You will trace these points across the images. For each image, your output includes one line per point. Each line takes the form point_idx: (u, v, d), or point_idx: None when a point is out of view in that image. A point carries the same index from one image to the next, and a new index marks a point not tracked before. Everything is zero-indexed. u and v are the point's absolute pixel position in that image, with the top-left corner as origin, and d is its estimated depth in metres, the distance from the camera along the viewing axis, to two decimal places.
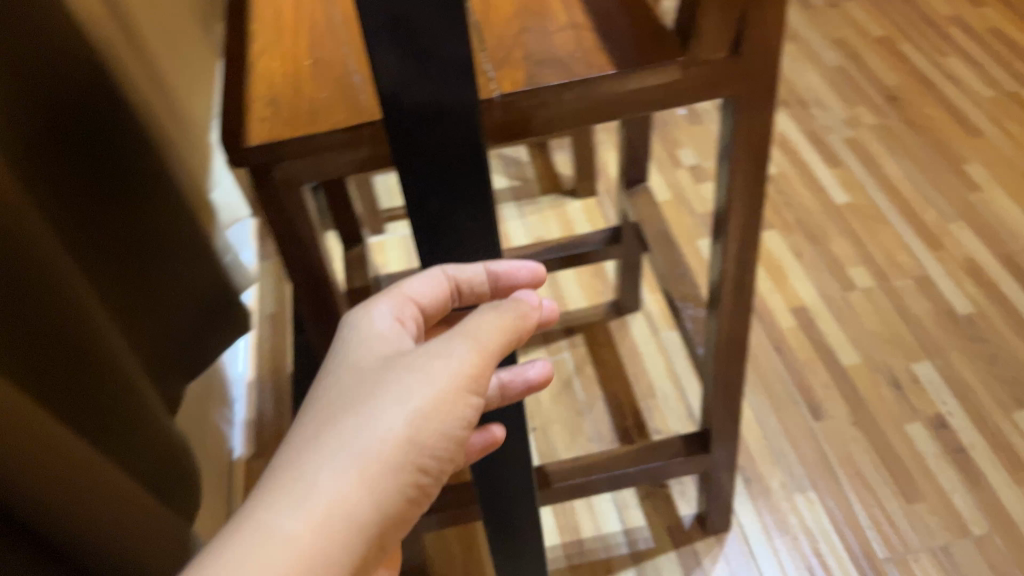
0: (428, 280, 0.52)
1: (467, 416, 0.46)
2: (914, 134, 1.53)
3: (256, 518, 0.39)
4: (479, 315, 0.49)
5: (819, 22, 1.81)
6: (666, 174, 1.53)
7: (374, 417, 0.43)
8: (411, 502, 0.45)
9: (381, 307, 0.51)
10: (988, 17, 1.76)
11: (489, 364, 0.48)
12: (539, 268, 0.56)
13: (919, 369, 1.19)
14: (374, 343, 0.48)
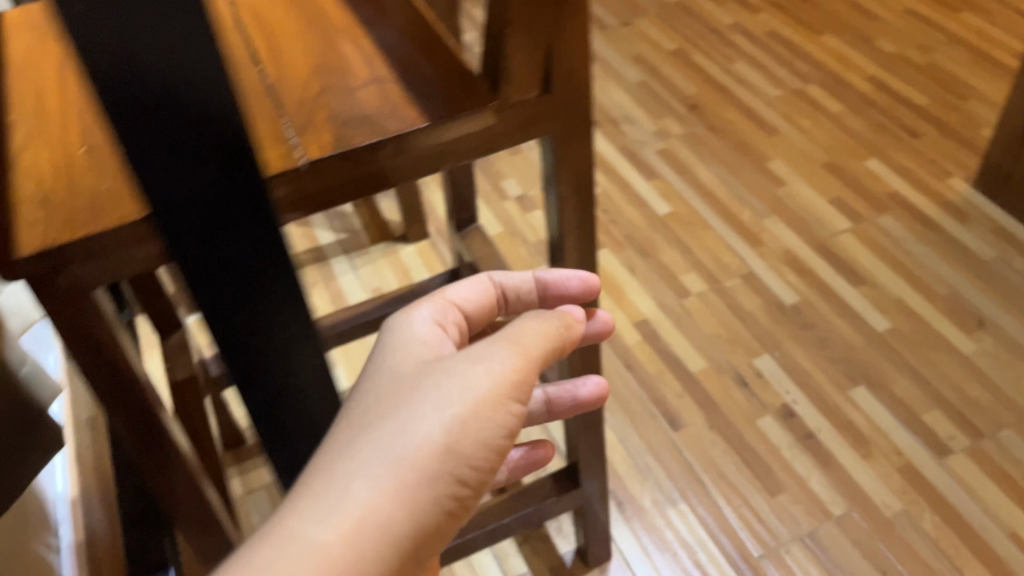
0: (475, 286, 0.61)
1: (509, 423, 0.47)
2: (719, 139, 1.60)
3: (291, 519, 0.40)
4: (523, 319, 0.53)
5: (615, 40, 1.87)
6: (494, 207, 1.52)
7: (415, 419, 0.44)
8: (451, 516, 0.44)
9: (427, 311, 0.55)
10: (765, 21, 1.88)
11: (530, 370, 0.49)
12: (587, 277, 0.64)
13: (760, 364, 1.23)
14: (414, 347, 0.51)
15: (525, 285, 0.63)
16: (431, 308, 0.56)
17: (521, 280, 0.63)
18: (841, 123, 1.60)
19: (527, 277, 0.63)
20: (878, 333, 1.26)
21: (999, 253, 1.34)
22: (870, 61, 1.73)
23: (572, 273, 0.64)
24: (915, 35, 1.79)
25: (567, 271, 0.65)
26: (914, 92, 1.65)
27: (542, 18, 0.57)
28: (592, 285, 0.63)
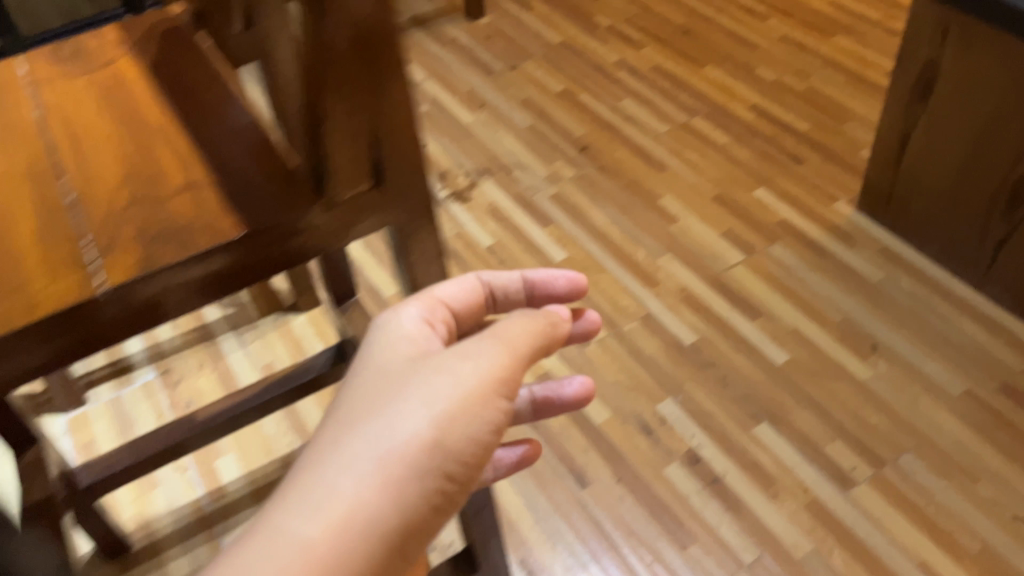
0: (463, 283, 0.57)
1: (498, 418, 0.46)
2: (610, 180, 1.60)
3: (273, 521, 0.39)
4: (515, 317, 0.51)
5: (502, 85, 1.86)
6: (387, 267, 1.48)
7: (402, 415, 0.43)
8: (440, 514, 0.43)
9: (414, 307, 0.52)
10: (648, 55, 1.90)
11: (520, 364, 0.48)
12: (576, 277, 0.61)
13: (664, 409, 1.22)
14: (401, 336, 0.49)
15: (515, 285, 0.60)
16: (420, 303, 0.52)
17: (510, 282, 0.60)
18: (728, 154, 1.62)
19: (517, 278, 0.60)
20: (777, 367, 1.26)
21: (886, 275, 1.37)
22: (751, 90, 1.76)
23: (562, 274, 0.61)
24: (793, 62, 1.83)
25: (554, 269, 0.62)
26: (795, 118, 1.68)
27: (354, 113, 0.53)
28: (581, 288, 0.61)
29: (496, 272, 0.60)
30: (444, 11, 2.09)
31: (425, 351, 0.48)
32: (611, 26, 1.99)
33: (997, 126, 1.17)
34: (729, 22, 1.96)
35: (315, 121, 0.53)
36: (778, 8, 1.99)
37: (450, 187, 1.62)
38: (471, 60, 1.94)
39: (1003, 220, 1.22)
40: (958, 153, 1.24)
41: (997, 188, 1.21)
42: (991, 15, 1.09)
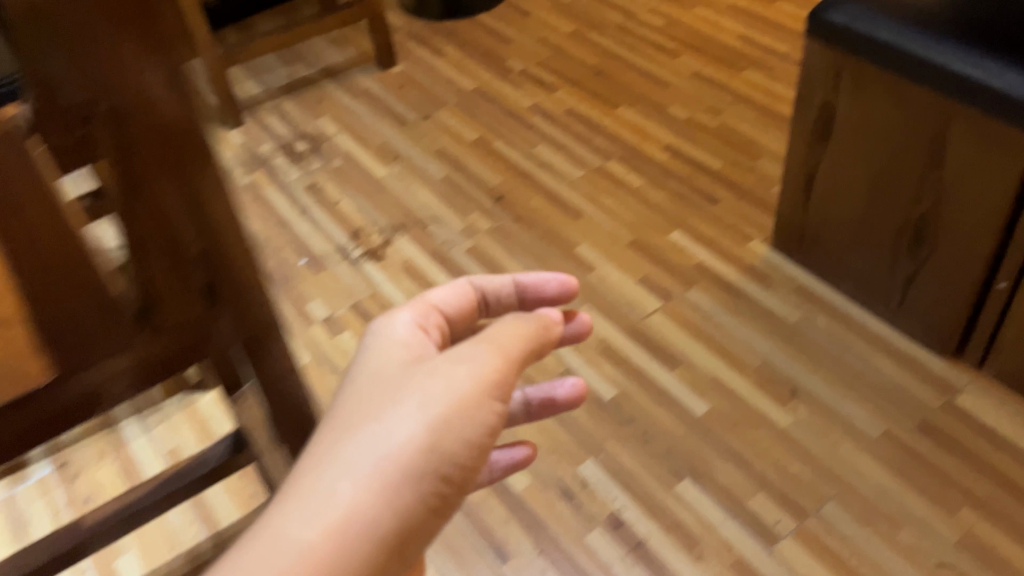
0: (457, 290, 0.66)
1: (488, 419, 0.54)
2: (527, 230, 1.57)
3: (283, 516, 0.47)
4: (504, 324, 0.60)
5: (416, 135, 1.83)
6: (299, 335, 1.43)
7: (401, 421, 0.51)
8: (433, 510, 0.51)
9: (411, 317, 0.61)
10: (562, 98, 1.88)
11: (507, 371, 0.57)
12: (565, 279, 0.70)
13: (585, 471, 1.19)
14: (401, 347, 0.58)
15: (505, 289, 0.69)
16: (418, 313, 0.62)
17: (501, 287, 0.69)
18: (644, 198, 1.61)
19: (506, 284, 0.69)
20: (697, 418, 1.23)
21: (803, 314, 1.36)
22: (665, 129, 1.76)
23: (549, 279, 0.69)
24: (704, 98, 1.83)
25: (544, 276, 0.70)
26: (708, 156, 1.68)
27: (178, 190, 0.49)
28: (569, 289, 0.69)
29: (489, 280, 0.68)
30: (356, 61, 2.06)
31: (421, 358, 0.57)
32: (524, 69, 1.98)
33: (897, 166, 1.17)
34: (641, 61, 1.96)
35: (134, 201, 0.48)
36: (688, 43, 2.00)
37: (363, 245, 1.58)
38: (384, 110, 1.91)
39: (910, 258, 1.23)
40: (862, 192, 1.24)
41: (901, 226, 1.21)
42: (882, 60, 1.10)
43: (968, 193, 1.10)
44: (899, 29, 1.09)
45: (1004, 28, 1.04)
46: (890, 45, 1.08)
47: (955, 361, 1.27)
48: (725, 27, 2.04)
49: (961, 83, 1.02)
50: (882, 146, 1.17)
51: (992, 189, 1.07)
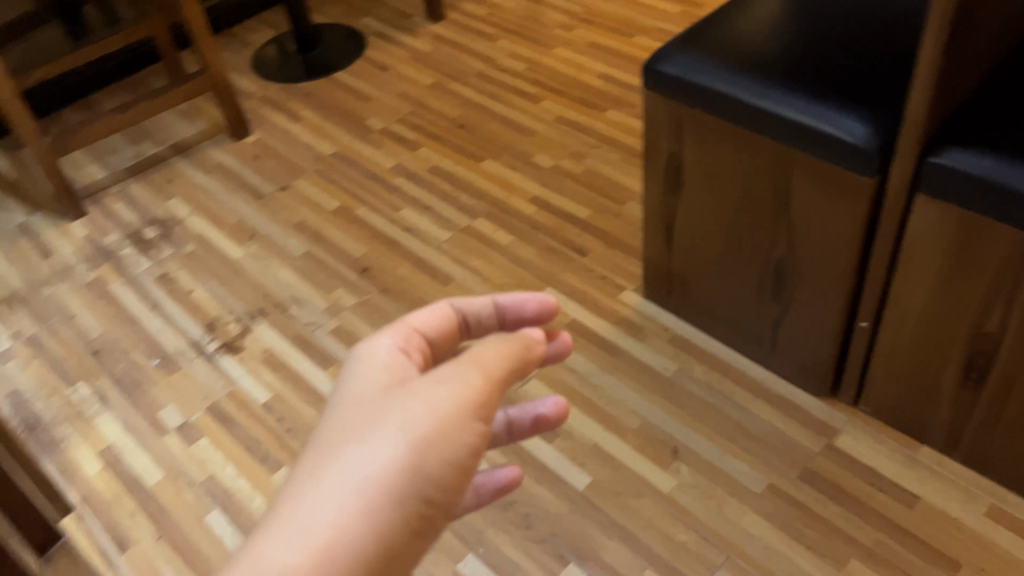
0: (436, 314, 0.61)
1: (473, 439, 0.52)
2: (393, 303, 1.50)
3: (261, 547, 0.45)
4: (487, 346, 0.57)
5: (272, 208, 1.73)
6: (151, 447, 1.31)
7: (383, 445, 0.50)
8: (418, 537, 0.49)
9: (391, 339, 0.58)
10: (425, 155, 1.82)
11: (492, 390, 0.55)
12: (548, 299, 0.65)
13: (465, 568, 1.11)
14: (381, 368, 0.55)
15: (487, 309, 0.64)
16: (397, 334, 0.58)
17: (484, 306, 0.64)
18: (513, 256, 1.56)
19: (489, 303, 0.64)
20: (579, 492, 1.17)
21: (679, 365, 1.33)
22: (530, 181, 1.72)
23: (533, 298, 0.65)
24: (568, 144, 1.80)
25: (525, 295, 0.65)
26: (575, 206, 1.64)
27: None
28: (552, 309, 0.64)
29: (468, 300, 0.63)
30: (208, 134, 1.96)
31: (403, 381, 0.55)
32: (384, 127, 1.91)
33: (748, 212, 1.15)
34: (503, 108, 1.92)
35: None
36: (549, 86, 1.97)
37: (220, 338, 1.47)
38: (239, 184, 1.81)
39: (774, 302, 1.21)
40: (719, 239, 1.22)
41: (761, 271, 1.19)
42: (718, 109, 1.08)
43: (818, 236, 1.08)
44: (730, 77, 1.06)
45: (831, 70, 1.04)
46: (723, 93, 1.06)
47: (831, 400, 1.25)
48: (584, 66, 2.02)
49: (796, 129, 1.01)
50: (731, 193, 1.15)
51: (839, 231, 1.06)
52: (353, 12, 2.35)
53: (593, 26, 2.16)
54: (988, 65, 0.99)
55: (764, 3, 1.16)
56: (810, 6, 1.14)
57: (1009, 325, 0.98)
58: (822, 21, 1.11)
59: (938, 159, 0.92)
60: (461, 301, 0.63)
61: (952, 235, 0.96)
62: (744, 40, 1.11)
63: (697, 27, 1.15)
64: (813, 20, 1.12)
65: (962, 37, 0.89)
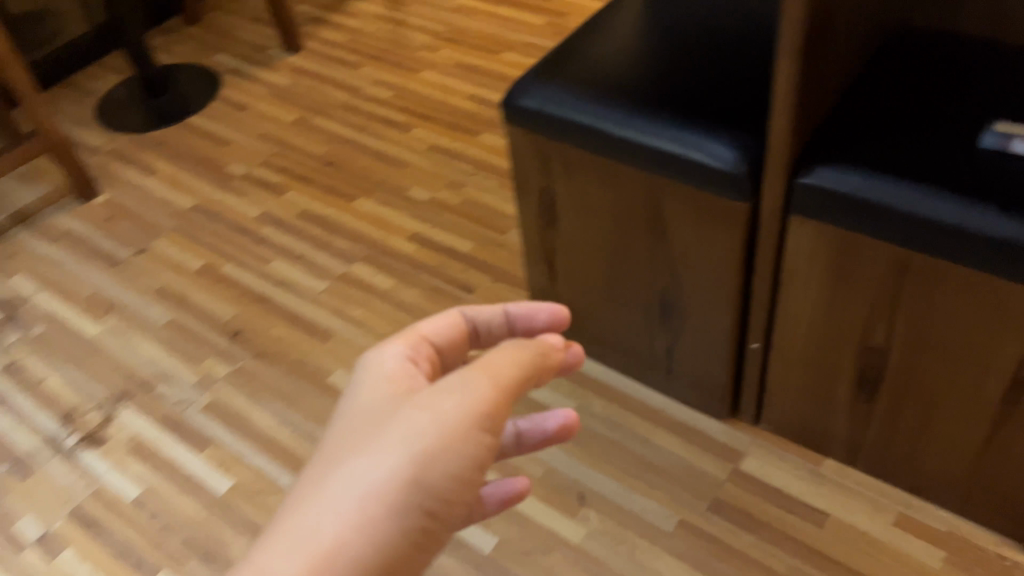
0: (444, 322, 0.64)
1: (478, 450, 0.53)
2: (270, 367, 1.39)
3: (261, 556, 0.47)
4: (495, 353, 0.57)
5: (130, 275, 1.60)
6: (7, 568, 1.17)
7: (385, 457, 0.51)
8: (418, 548, 0.51)
9: (400, 347, 0.60)
10: (293, 199, 1.71)
11: (501, 398, 0.55)
12: (556, 307, 0.66)
13: None
14: (389, 378, 0.57)
15: (498, 318, 0.66)
16: (407, 343, 0.60)
17: (494, 315, 0.66)
18: (396, 302, 1.47)
19: (499, 313, 0.66)
20: (487, 556, 1.10)
21: (578, 402, 1.27)
22: (407, 217, 1.64)
23: (542, 307, 0.66)
24: (443, 174, 1.73)
25: (536, 305, 0.67)
26: (457, 240, 1.57)
27: None
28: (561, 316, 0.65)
29: (477, 309, 0.65)
30: (51, 197, 1.79)
31: (410, 392, 0.56)
32: (247, 172, 1.80)
33: (626, 243, 1.11)
34: (372, 141, 1.83)
35: None
36: (418, 113, 1.89)
37: (79, 430, 1.34)
38: (90, 252, 1.66)
39: (665, 329, 1.17)
40: (601, 271, 1.17)
41: (647, 300, 1.15)
42: (584, 141, 1.03)
43: (699, 263, 1.05)
44: (593, 107, 1.02)
45: (694, 93, 1.00)
46: (588, 124, 1.02)
47: (732, 421, 1.23)
48: (453, 88, 1.95)
49: (664, 158, 0.97)
50: (607, 224, 1.10)
51: (719, 256, 1.03)
52: (204, 49, 2.21)
53: (458, 45, 2.09)
54: (848, 76, 0.97)
55: (621, 26, 1.12)
56: (667, 25, 1.11)
57: (894, 338, 0.96)
58: (680, 42, 1.08)
59: (807, 181, 0.90)
60: (471, 310, 0.65)
61: (830, 254, 0.94)
62: (604, 66, 1.07)
63: (554, 55, 1.11)
64: (671, 41, 1.09)
65: (818, 54, 0.87)
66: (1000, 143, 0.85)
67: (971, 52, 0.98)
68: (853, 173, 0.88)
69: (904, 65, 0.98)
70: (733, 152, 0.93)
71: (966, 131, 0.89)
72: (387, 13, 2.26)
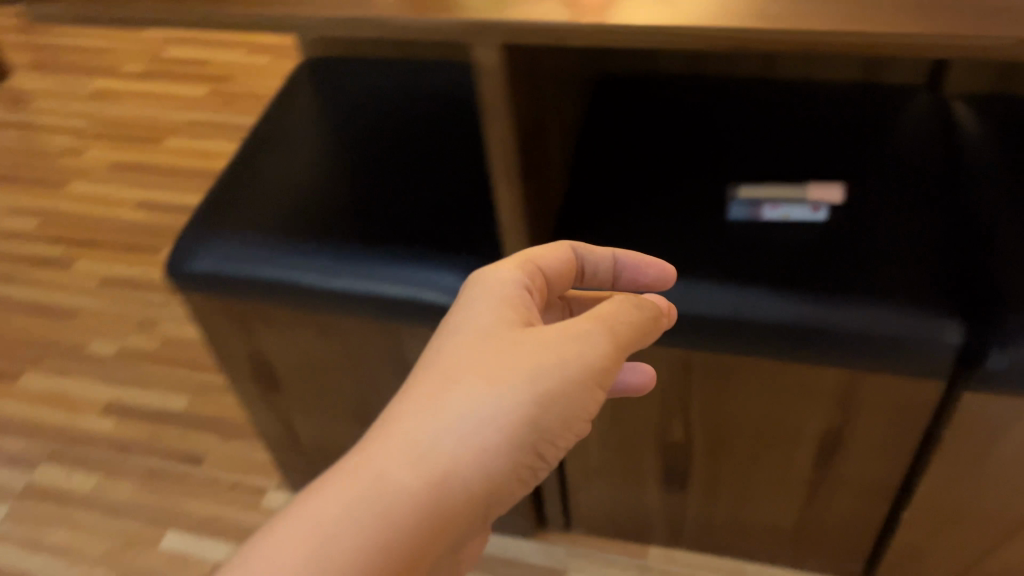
0: (558, 255, 0.60)
1: (587, 404, 0.52)
2: None
3: (374, 457, 0.46)
4: (613, 311, 0.55)
5: None
6: None
7: (507, 386, 0.50)
8: (520, 484, 0.50)
9: (518, 272, 0.57)
10: None
11: (614, 354, 0.54)
12: (665, 268, 0.64)
13: None
14: (505, 302, 0.54)
15: (607, 262, 0.64)
16: (523, 270, 0.57)
17: (604, 260, 0.63)
18: (108, 504, 1.16)
19: (611, 257, 0.64)
20: None
21: None
22: (96, 383, 1.31)
23: (654, 265, 0.64)
24: (127, 312, 1.41)
25: (646, 260, 0.64)
26: (167, 398, 1.27)
27: None
28: (669, 282, 0.63)
29: (591, 250, 0.62)
30: None
31: (526, 322, 0.54)
32: None
33: (371, 392, 0.92)
34: (24, 290, 1.46)
35: None
36: (77, 240, 1.54)
37: None
38: None
39: None
40: (353, 425, 0.98)
41: None
42: (285, 296, 0.82)
43: None
44: (288, 253, 0.81)
45: (403, 212, 0.82)
46: (285, 277, 0.80)
47: (542, 534, 1.09)
48: (115, 197, 1.61)
49: (390, 301, 0.79)
50: (344, 376, 0.91)
51: None
52: None
53: (108, 141, 1.74)
54: (568, 154, 0.84)
55: (297, 134, 0.92)
56: (349, 126, 0.92)
57: (692, 428, 0.86)
58: (370, 145, 0.89)
59: None
60: (585, 249, 0.63)
61: None
62: (288, 194, 0.86)
63: (221, 191, 0.88)
64: (359, 146, 0.90)
65: (537, 158, 0.71)
66: (751, 211, 0.76)
67: (685, 96, 0.89)
68: None
69: (622, 126, 0.87)
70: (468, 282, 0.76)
71: (710, 200, 0.78)
72: (6, 118, 1.84)
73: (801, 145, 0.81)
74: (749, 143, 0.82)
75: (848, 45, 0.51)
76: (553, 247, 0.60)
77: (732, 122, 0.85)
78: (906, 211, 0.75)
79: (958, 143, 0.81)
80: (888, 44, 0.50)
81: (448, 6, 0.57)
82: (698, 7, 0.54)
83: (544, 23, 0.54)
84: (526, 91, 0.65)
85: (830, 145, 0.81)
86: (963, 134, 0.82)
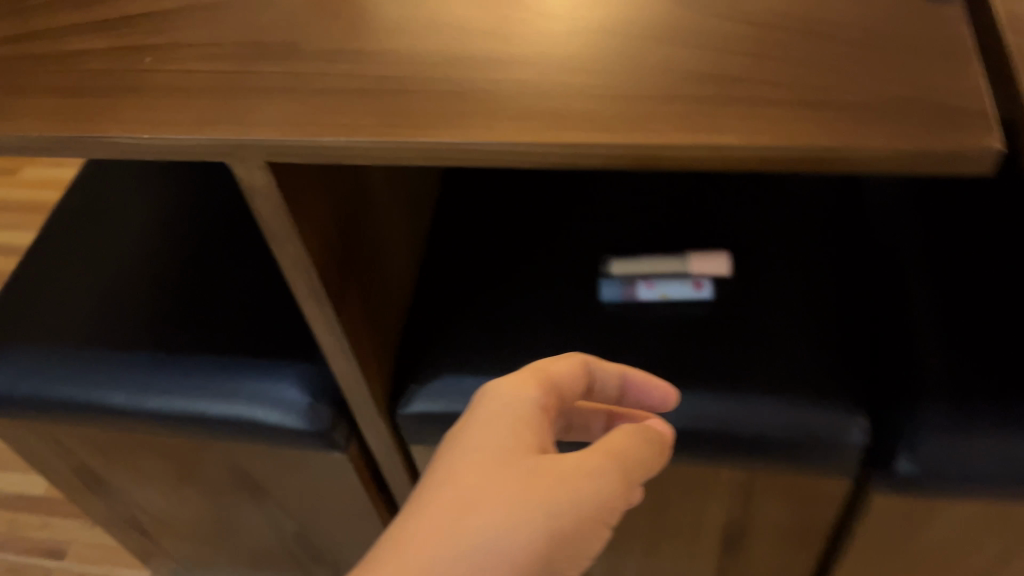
0: (569, 370, 0.50)
1: (594, 544, 0.45)
2: None
3: None
4: (633, 448, 0.48)
5: None
6: None
7: (516, 525, 0.42)
8: None
9: (538, 385, 0.48)
10: None
11: (626, 492, 0.47)
12: (668, 390, 0.55)
13: None
14: (520, 424, 0.47)
15: (614, 380, 0.53)
16: (540, 387, 0.48)
17: (611, 379, 0.53)
18: None
19: (618, 377, 0.53)
20: None
21: None
22: None
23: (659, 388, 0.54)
24: None
25: (652, 379, 0.55)
26: (23, 482, 1.14)
27: None
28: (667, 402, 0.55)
29: (600, 365, 0.52)
30: None
31: (542, 450, 0.47)
32: None
33: (220, 498, 0.80)
34: None
35: None
36: None
37: None
38: None
39: (320, 561, 0.90)
40: (209, 525, 0.86)
41: (277, 542, 0.87)
42: (95, 417, 0.69)
43: (318, 506, 0.77)
44: (94, 366, 0.68)
45: (229, 307, 0.70)
46: (90, 397, 0.68)
47: None
48: None
49: (215, 419, 0.67)
50: (187, 484, 0.79)
51: (343, 496, 0.75)
52: None
53: None
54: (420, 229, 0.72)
55: (113, 211, 0.78)
56: (172, 198, 0.79)
57: None
58: (195, 222, 0.76)
59: (412, 408, 0.64)
60: (597, 364, 0.52)
61: None
62: (94, 289, 0.72)
63: (18, 284, 0.74)
64: (181, 224, 0.76)
65: (366, 258, 0.60)
66: (623, 292, 0.65)
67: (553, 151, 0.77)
68: (466, 381, 0.63)
69: (480, 187, 0.75)
70: (302, 396, 0.65)
71: (579, 277, 0.67)
72: None
73: (684, 207, 0.71)
74: (624, 202, 0.72)
75: (696, 159, 0.41)
76: (563, 359, 0.50)
77: (607, 179, 0.74)
78: (803, 281, 0.66)
79: (859, 195, 0.72)
80: (743, 156, 0.41)
81: (202, 113, 0.45)
82: (513, 112, 0.43)
83: (327, 139, 0.44)
84: (334, 194, 0.53)
85: (716, 203, 0.71)
86: (864, 185, 0.73)
